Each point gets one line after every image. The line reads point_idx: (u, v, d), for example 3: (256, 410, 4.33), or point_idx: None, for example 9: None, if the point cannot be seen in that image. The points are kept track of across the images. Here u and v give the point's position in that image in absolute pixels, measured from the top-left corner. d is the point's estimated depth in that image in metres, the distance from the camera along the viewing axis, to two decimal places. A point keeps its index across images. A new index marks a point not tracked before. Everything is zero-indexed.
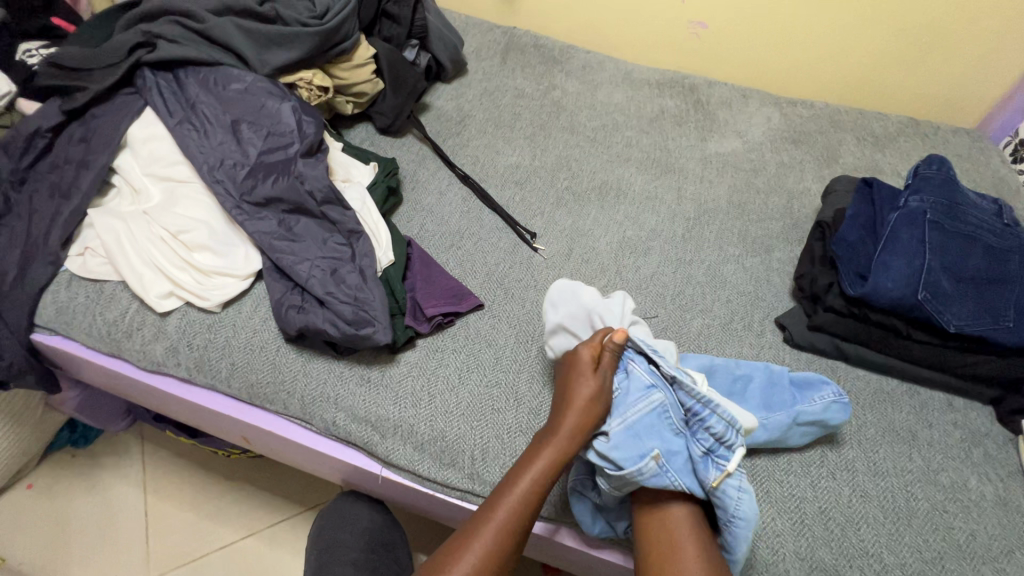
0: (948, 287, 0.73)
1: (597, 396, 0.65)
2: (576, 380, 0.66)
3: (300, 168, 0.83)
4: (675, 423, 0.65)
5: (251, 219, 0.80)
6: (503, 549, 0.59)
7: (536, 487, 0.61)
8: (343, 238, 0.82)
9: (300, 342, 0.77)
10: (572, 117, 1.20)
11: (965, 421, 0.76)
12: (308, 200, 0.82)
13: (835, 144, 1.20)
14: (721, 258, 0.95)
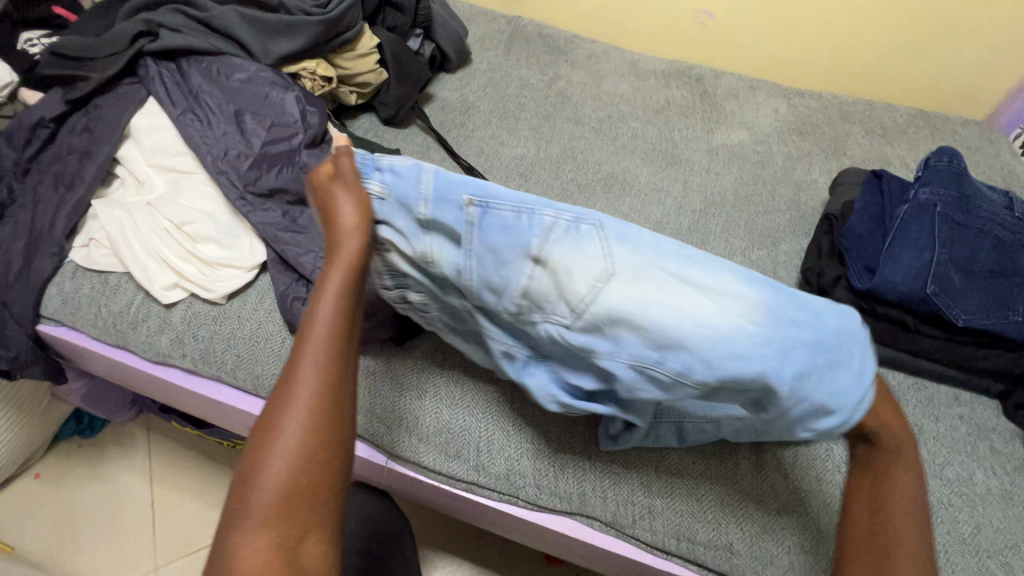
0: (957, 280, 0.72)
1: (362, 202, 0.55)
2: (338, 200, 0.55)
3: (303, 159, 0.83)
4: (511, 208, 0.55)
5: (255, 211, 0.80)
6: (326, 410, 0.48)
7: (335, 328, 0.50)
8: None
9: None
10: (576, 107, 1.19)
11: (971, 415, 0.76)
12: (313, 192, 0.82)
13: (843, 135, 1.19)
14: (728, 250, 0.95)
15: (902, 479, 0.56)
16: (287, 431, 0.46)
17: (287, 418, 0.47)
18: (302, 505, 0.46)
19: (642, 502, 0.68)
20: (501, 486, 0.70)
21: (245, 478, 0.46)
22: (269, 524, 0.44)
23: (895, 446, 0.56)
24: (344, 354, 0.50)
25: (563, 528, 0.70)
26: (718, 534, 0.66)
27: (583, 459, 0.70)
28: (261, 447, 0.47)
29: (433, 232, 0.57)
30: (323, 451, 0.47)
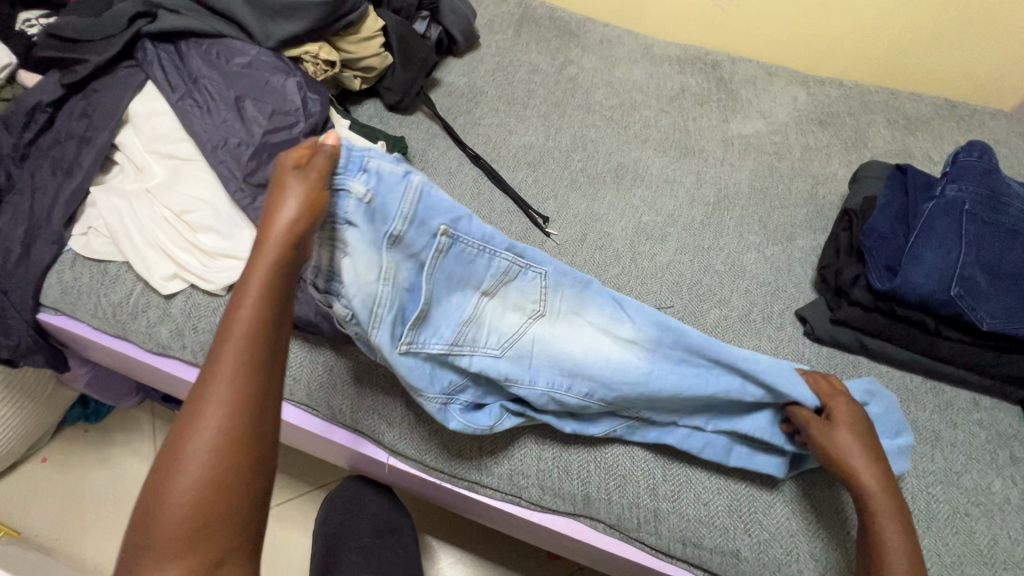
0: (983, 282, 0.69)
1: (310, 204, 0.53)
2: (293, 198, 0.53)
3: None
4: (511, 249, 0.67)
5: (254, 202, 0.78)
6: (240, 427, 0.47)
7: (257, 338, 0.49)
8: None
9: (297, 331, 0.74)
10: (587, 94, 1.15)
11: (991, 421, 0.73)
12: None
13: (864, 126, 1.14)
14: (741, 245, 0.92)
15: (854, 464, 0.59)
16: (196, 446, 0.46)
17: (198, 430, 0.46)
18: (198, 527, 0.45)
19: (648, 505, 0.66)
20: (504, 486, 0.69)
21: (161, 474, 0.46)
22: (178, 537, 0.45)
23: (825, 436, 0.61)
24: (272, 350, 0.50)
25: (567, 529, 0.69)
26: (726, 540, 0.64)
27: (588, 460, 0.68)
28: (179, 439, 0.46)
29: (398, 249, 0.60)
30: (245, 450, 0.47)
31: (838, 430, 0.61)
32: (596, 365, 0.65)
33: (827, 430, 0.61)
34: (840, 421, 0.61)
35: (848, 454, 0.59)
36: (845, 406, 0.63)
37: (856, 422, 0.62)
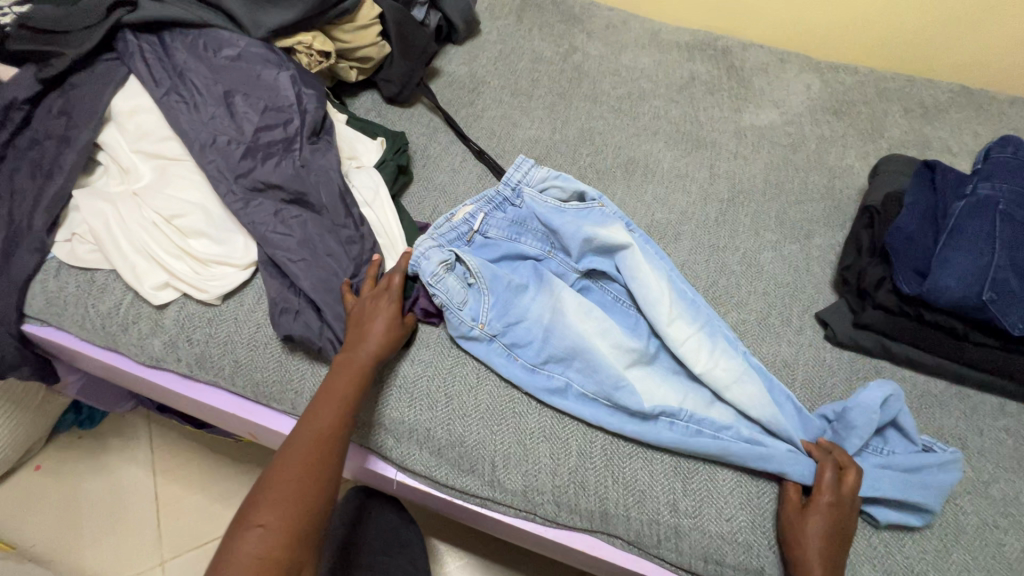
0: (1017, 286, 0.66)
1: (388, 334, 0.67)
2: (378, 314, 0.67)
3: (305, 153, 0.77)
4: (535, 247, 0.78)
5: (246, 206, 0.74)
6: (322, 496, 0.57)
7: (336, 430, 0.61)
8: (352, 231, 0.74)
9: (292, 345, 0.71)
10: (594, 83, 1.10)
11: (1018, 427, 0.71)
12: (319, 188, 0.75)
13: (880, 115, 1.10)
14: (758, 244, 0.88)
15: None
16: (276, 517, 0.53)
17: (271, 513, 0.54)
18: (283, 573, 0.52)
19: (669, 522, 0.63)
20: (518, 503, 0.66)
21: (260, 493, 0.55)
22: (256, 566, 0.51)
23: (795, 529, 0.60)
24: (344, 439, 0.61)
25: (584, 546, 0.66)
26: (750, 557, 0.62)
27: (606, 475, 0.65)
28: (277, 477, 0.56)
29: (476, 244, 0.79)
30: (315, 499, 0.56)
31: (809, 524, 0.59)
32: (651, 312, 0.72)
33: (796, 525, 0.60)
34: (819, 520, 0.59)
35: (807, 553, 0.57)
36: (828, 499, 0.60)
37: (835, 526, 0.59)
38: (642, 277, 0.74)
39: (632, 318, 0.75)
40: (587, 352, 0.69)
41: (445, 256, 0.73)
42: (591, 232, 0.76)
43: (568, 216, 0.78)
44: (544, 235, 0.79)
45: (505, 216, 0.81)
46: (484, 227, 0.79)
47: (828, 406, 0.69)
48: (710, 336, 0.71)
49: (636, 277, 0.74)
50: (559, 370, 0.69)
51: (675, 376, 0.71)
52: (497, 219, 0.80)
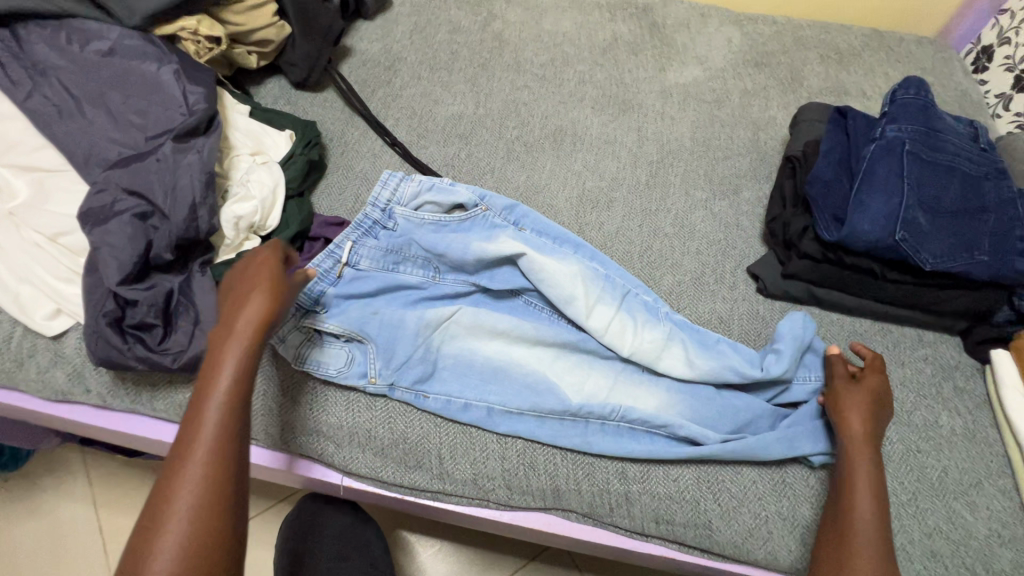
0: (925, 223, 0.69)
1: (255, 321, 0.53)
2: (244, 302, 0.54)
3: (167, 150, 0.67)
4: (417, 275, 0.74)
5: (102, 210, 0.64)
6: (210, 546, 0.47)
7: (219, 457, 0.49)
8: (199, 235, 0.67)
9: (115, 366, 0.63)
10: (516, 52, 1.06)
11: (935, 355, 0.75)
12: (184, 193, 0.66)
13: (799, 63, 1.11)
14: (689, 204, 0.88)
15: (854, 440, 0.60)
16: (160, 571, 0.44)
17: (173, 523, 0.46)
18: None
19: (618, 489, 0.64)
20: (470, 492, 0.65)
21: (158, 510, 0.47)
22: None
23: (839, 398, 0.64)
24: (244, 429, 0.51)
25: (539, 524, 0.66)
26: (697, 513, 0.64)
27: (555, 452, 0.66)
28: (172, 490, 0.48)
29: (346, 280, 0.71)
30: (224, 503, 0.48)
31: (852, 395, 0.63)
32: (570, 308, 0.71)
33: (842, 394, 0.64)
34: (860, 393, 0.63)
35: (848, 414, 0.62)
36: (874, 381, 0.65)
37: (874, 403, 0.63)
38: (550, 277, 0.71)
39: (547, 316, 0.74)
40: (507, 372, 0.69)
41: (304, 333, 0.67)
42: (481, 250, 0.72)
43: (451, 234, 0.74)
44: (426, 260, 0.74)
45: (379, 243, 0.74)
46: (355, 258, 0.72)
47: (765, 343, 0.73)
48: (633, 311, 0.73)
49: (541, 284, 0.72)
50: (477, 394, 0.67)
51: (601, 359, 0.71)
52: (372, 248, 0.73)
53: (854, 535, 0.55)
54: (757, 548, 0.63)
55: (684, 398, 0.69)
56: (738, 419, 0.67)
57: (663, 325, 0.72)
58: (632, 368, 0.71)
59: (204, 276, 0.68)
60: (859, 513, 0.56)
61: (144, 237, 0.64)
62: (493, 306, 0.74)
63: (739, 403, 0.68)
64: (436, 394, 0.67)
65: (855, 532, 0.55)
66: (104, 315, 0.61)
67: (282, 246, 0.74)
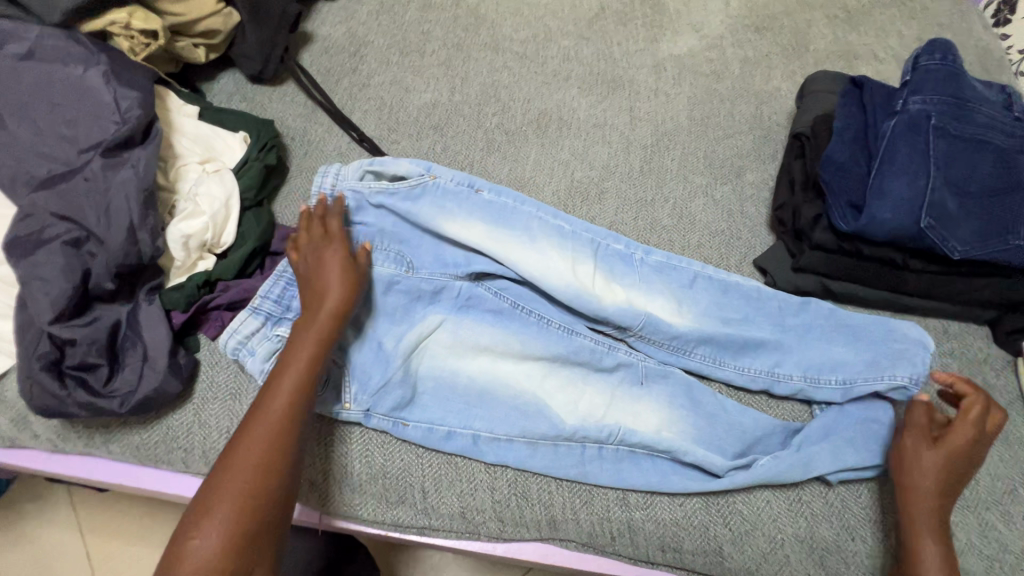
0: (953, 207, 0.61)
1: (342, 285, 0.59)
2: (336, 269, 0.60)
3: (99, 166, 0.60)
4: (389, 267, 0.68)
5: (29, 238, 0.57)
6: (264, 499, 0.47)
7: (284, 421, 0.51)
8: (144, 260, 0.60)
9: (58, 412, 0.56)
10: (493, 28, 0.97)
11: (961, 349, 0.69)
12: (121, 215, 0.59)
13: (804, 26, 1.02)
14: (688, 191, 0.81)
15: (920, 504, 0.55)
16: (203, 551, 0.44)
17: (217, 510, 0.45)
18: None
19: (620, 517, 0.59)
20: (459, 527, 0.59)
21: (209, 494, 0.47)
22: (207, 563, 0.43)
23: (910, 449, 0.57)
24: (297, 439, 0.51)
25: (535, 556, 0.61)
26: (706, 539, 0.58)
27: (550, 480, 0.61)
28: (221, 479, 0.47)
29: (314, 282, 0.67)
30: (266, 500, 0.47)
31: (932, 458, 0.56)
32: (545, 284, 0.67)
33: (928, 448, 0.56)
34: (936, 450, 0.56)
35: (918, 475, 0.56)
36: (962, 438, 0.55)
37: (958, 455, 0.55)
38: (520, 262, 0.68)
39: (531, 325, 0.68)
40: (488, 396, 0.64)
41: (278, 342, 0.62)
42: (445, 230, 0.69)
43: (414, 208, 0.70)
44: (398, 253, 0.70)
45: (345, 235, 0.69)
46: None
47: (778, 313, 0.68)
48: (607, 264, 0.71)
49: (512, 262, 0.68)
50: (461, 422, 0.62)
51: (596, 376, 0.66)
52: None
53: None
54: (773, 575, 0.58)
55: (687, 415, 0.64)
56: (745, 437, 0.62)
57: (637, 282, 0.70)
58: (630, 379, 0.66)
59: (152, 306, 0.61)
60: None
61: (80, 266, 0.57)
62: (474, 314, 0.69)
63: (745, 421, 0.63)
64: (416, 422, 0.62)
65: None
66: (39, 358, 0.55)
67: (239, 265, 0.66)
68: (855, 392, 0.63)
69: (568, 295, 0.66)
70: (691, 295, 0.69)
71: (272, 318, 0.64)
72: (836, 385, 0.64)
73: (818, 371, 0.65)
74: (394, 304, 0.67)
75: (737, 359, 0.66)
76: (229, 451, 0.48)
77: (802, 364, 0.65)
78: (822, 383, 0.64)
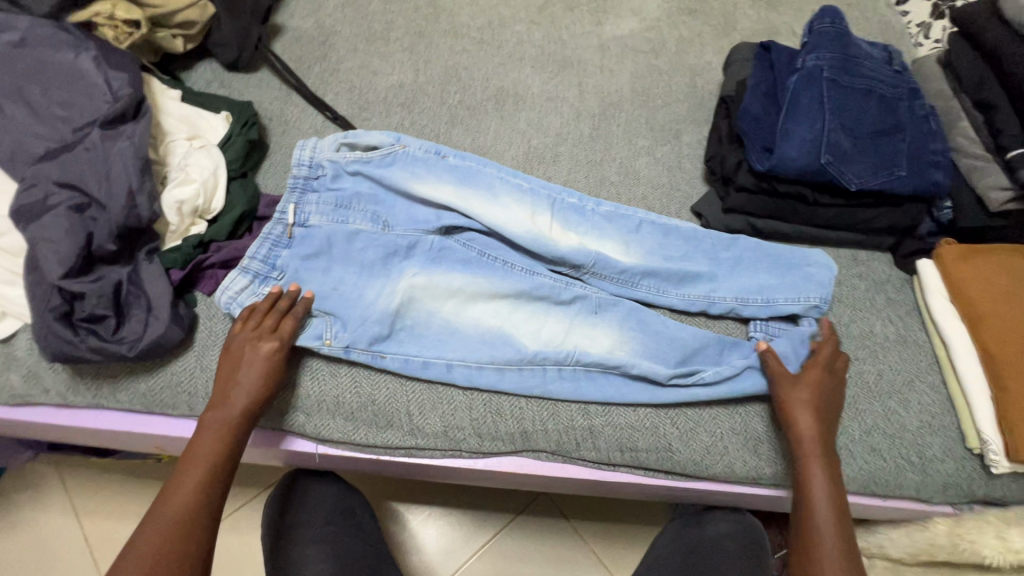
0: (848, 145, 0.73)
1: (258, 391, 0.62)
2: (257, 364, 0.62)
3: (96, 139, 0.66)
4: (366, 226, 0.76)
5: (36, 207, 0.63)
6: (188, 531, 0.55)
7: (207, 472, 0.58)
8: (142, 222, 0.66)
9: (72, 360, 0.62)
10: (452, 17, 1.05)
11: (869, 271, 0.80)
12: (119, 181, 0.65)
13: (732, 8, 1.13)
14: (632, 152, 0.91)
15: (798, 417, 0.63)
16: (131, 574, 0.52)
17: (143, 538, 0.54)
18: None
19: (582, 424, 0.68)
20: (443, 444, 0.68)
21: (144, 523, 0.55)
22: None
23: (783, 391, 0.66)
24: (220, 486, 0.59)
25: (511, 467, 0.69)
26: (657, 438, 0.68)
27: (520, 399, 0.69)
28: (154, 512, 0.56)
29: (295, 242, 0.73)
30: (188, 531, 0.55)
31: (799, 391, 0.65)
32: (507, 232, 0.75)
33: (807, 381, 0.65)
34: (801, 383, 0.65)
35: (792, 403, 0.64)
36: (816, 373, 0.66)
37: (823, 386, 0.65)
38: (485, 213, 0.77)
39: (496, 270, 0.76)
40: (459, 335, 0.71)
41: None
42: (413, 191, 0.77)
43: (387, 173, 0.78)
44: (372, 214, 0.77)
45: (325, 199, 0.76)
46: (302, 217, 0.74)
47: (712, 249, 0.78)
48: (562, 213, 0.79)
49: (478, 214, 0.76)
50: (435, 356, 0.69)
51: (557, 308, 0.74)
52: (318, 204, 0.75)
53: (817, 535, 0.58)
54: (715, 464, 0.68)
55: (637, 337, 0.73)
56: (684, 349, 0.72)
57: (589, 228, 0.79)
58: (585, 311, 0.74)
59: (151, 264, 0.67)
60: (820, 515, 0.59)
61: (84, 229, 0.63)
62: (444, 264, 0.75)
63: (685, 337, 0.72)
64: (393, 355, 0.69)
65: (820, 539, 0.58)
66: (51, 311, 0.61)
67: (230, 229, 0.73)
68: (776, 310, 0.73)
69: (530, 241, 0.75)
70: (637, 237, 0.79)
71: (259, 276, 0.70)
72: (759, 306, 0.74)
73: (747, 292, 0.74)
74: (372, 259, 0.73)
75: (679, 288, 0.76)
76: (164, 493, 0.57)
77: (734, 288, 0.75)
78: (749, 303, 0.74)
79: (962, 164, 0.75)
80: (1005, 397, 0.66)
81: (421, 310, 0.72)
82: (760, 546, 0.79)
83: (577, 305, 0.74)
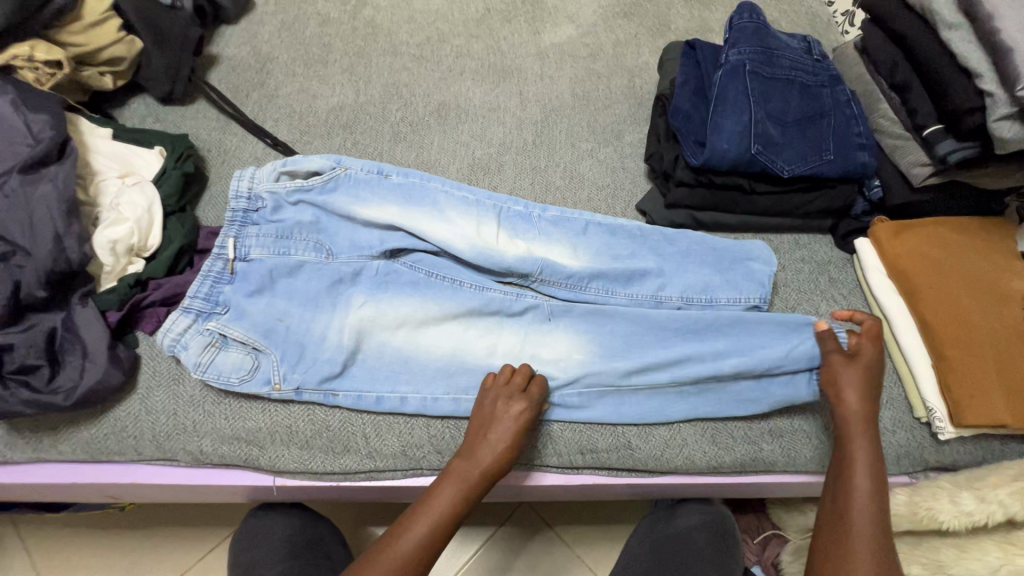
0: (776, 134, 0.75)
1: (502, 453, 0.62)
2: (506, 425, 0.63)
3: (17, 185, 0.64)
4: (310, 255, 0.75)
5: None
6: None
7: (436, 524, 0.58)
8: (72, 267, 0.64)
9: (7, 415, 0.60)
10: (390, 36, 1.06)
11: (811, 254, 0.82)
12: (44, 226, 0.63)
13: (665, 8, 1.16)
14: (576, 155, 0.92)
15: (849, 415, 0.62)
16: None
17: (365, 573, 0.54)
18: None
19: (541, 430, 0.69)
20: (402, 464, 0.67)
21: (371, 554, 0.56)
22: None
23: (838, 378, 0.64)
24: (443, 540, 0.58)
25: None
26: (616, 437, 0.69)
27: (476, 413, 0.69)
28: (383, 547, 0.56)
29: (238, 278, 0.72)
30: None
31: (850, 388, 0.63)
32: (453, 251, 0.75)
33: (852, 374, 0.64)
34: (858, 368, 0.64)
35: (846, 394, 0.63)
36: (869, 351, 0.65)
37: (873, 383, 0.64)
38: (431, 232, 0.76)
39: (446, 288, 0.76)
40: (411, 358, 0.71)
41: (209, 337, 0.67)
42: (356, 216, 0.77)
43: (328, 200, 0.77)
44: (316, 241, 0.76)
45: (265, 230, 0.75)
46: (243, 251, 0.73)
47: (657, 246, 0.79)
48: (508, 225, 0.80)
49: (423, 232, 0.76)
50: (388, 386, 0.69)
51: (508, 320, 0.75)
52: (259, 236, 0.74)
53: (853, 538, 0.55)
54: (675, 458, 0.69)
55: (592, 342, 0.74)
56: (632, 356, 0.73)
57: (536, 237, 0.79)
58: (536, 319, 0.75)
59: (86, 308, 0.65)
60: (859, 517, 0.56)
61: (10, 279, 0.61)
62: (392, 288, 0.75)
63: (632, 343, 0.74)
64: (346, 392, 0.68)
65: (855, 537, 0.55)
66: None
67: (169, 264, 0.72)
68: (718, 305, 0.75)
69: (477, 257, 0.75)
70: (584, 240, 0.79)
71: (201, 314, 0.69)
72: (703, 303, 0.75)
73: (693, 290, 0.76)
74: (318, 288, 0.73)
75: (627, 288, 0.77)
76: (394, 532, 0.57)
77: (681, 284, 0.76)
78: (694, 301, 0.75)
79: (884, 144, 0.78)
80: (944, 366, 0.68)
81: (372, 337, 0.72)
82: (726, 533, 0.81)
83: (527, 317, 0.75)
